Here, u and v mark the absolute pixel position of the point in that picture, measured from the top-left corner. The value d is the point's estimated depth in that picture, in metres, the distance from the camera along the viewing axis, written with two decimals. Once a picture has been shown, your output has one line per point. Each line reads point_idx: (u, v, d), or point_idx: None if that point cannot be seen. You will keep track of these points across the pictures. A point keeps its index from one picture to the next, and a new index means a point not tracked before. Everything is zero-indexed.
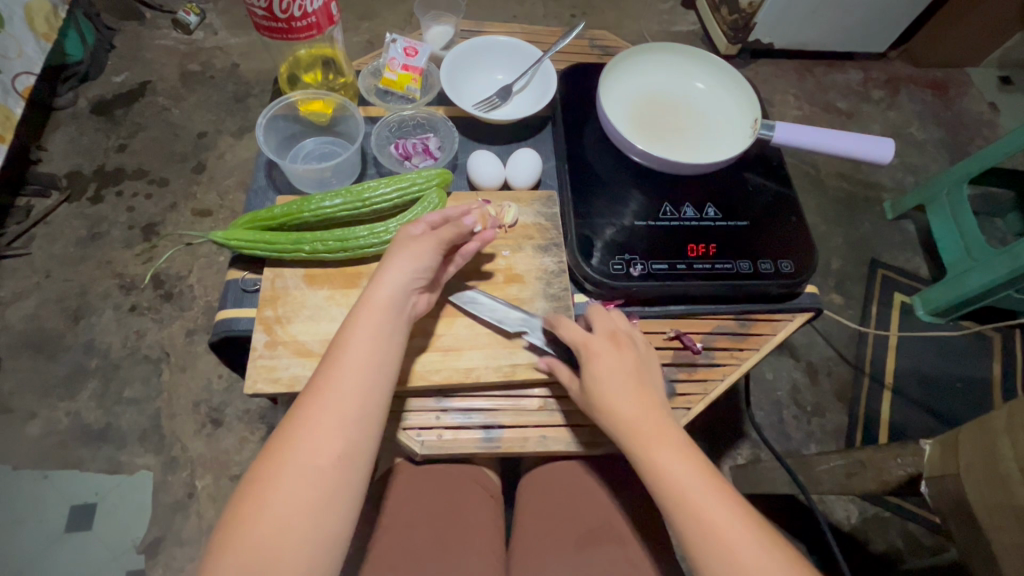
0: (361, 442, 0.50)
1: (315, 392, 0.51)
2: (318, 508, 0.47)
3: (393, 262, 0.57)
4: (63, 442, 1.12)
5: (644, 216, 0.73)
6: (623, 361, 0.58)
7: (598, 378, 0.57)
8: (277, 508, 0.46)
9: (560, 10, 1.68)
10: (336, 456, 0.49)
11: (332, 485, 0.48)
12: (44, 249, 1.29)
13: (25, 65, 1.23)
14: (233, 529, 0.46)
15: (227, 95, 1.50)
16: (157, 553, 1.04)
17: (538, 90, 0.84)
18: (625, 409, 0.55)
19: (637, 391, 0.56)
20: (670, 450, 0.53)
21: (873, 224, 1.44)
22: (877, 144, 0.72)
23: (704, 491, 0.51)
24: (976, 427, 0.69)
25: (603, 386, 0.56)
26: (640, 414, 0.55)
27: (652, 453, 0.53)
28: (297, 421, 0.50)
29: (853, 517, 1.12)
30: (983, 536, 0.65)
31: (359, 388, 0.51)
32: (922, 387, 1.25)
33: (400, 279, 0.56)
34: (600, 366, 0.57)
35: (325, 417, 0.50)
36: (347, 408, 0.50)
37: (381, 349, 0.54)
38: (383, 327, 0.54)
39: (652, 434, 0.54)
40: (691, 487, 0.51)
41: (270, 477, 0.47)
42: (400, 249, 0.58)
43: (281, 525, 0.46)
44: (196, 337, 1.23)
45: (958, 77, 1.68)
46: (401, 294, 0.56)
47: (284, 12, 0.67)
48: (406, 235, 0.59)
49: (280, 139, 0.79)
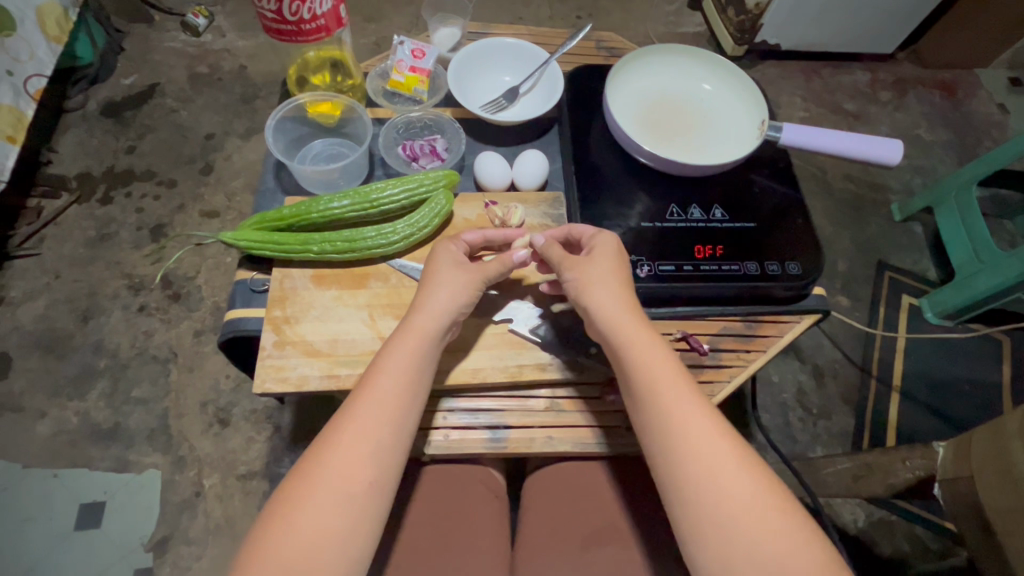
0: (388, 472, 0.51)
1: (349, 417, 0.51)
2: (346, 536, 0.47)
3: (436, 290, 0.59)
4: (72, 441, 1.13)
5: (651, 217, 0.73)
6: (619, 259, 0.61)
7: (596, 265, 0.60)
8: (305, 534, 0.46)
9: (566, 12, 1.68)
10: (369, 484, 0.49)
11: (362, 511, 0.48)
12: (54, 249, 1.30)
13: (37, 67, 1.25)
14: (260, 546, 0.46)
15: (236, 96, 1.51)
16: (164, 552, 1.05)
17: (545, 91, 0.84)
18: (617, 303, 0.58)
19: (628, 289, 0.60)
20: (657, 350, 0.55)
21: (880, 226, 1.44)
22: (885, 146, 0.72)
23: (687, 396, 0.53)
24: (989, 431, 0.69)
25: (599, 272, 0.59)
26: (631, 313, 0.57)
27: (638, 349, 0.55)
28: (327, 446, 0.50)
29: (860, 521, 1.11)
30: (995, 540, 0.65)
31: (391, 416, 0.52)
32: (929, 390, 1.24)
33: (441, 310, 0.58)
34: (601, 256, 0.61)
35: (357, 440, 0.50)
36: (379, 433, 0.51)
37: (415, 376, 0.55)
38: (420, 352, 0.56)
39: (643, 335, 0.56)
40: (672, 385, 0.53)
41: (300, 496, 0.48)
42: (443, 278, 0.60)
43: (305, 548, 0.46)
44: (203, 338, 1.24)
45: (966, 78, 1.67)
46: (440, 325, 0.58)
47: (294, 15, 0.68)
48: (446, 268, 0.61)
49: (289, 140, 0.79)
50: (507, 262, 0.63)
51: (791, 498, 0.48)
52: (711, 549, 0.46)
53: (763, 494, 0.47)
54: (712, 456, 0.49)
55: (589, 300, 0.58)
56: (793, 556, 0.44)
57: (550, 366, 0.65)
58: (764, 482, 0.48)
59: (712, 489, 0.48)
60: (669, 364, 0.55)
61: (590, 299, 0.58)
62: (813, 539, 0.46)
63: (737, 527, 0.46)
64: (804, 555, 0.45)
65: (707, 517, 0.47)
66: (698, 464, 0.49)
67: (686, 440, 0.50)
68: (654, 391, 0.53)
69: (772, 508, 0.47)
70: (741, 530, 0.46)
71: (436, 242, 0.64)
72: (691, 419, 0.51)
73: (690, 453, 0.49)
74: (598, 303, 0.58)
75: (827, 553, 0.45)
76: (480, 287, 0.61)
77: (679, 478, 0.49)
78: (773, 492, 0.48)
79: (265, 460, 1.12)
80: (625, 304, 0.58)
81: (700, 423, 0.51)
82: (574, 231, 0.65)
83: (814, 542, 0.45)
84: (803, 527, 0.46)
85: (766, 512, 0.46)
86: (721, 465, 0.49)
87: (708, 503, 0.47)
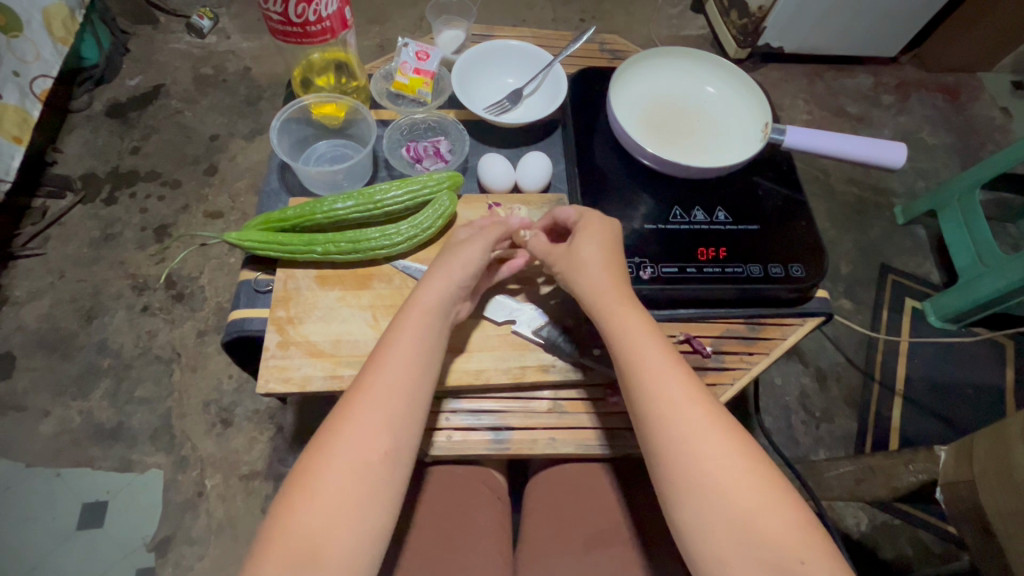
0: (404, 443, 0.51)
1: (361, 389, 0.52)
2: (363, 505, 0.47)
3: (446, 268, 0.60)
4: (76, 440, 1.13)
5: (653, 219, 0.73)
6: (613, 239, 0.63)
7: (579, 247, 0.61)
8: (327, 504, 0.47)
9: (569, 14, 1.69)
10: (383, 452, 0.50)
11: (379, 479, 0.49)
12: (59, 249, 1.31)
13: (42, 68, 1.25)
14: (285, 520, 0.46)
15: (240, 98, 1.52)
16: (166, 552, 1.05)
17: (549, 93, 0.85)
18: (600, 277, 0.59)
19: (617, 268, 0.60)
20: (640, 318, 0.56)
21: (883, 228, 1.44)
22: (888, 148, 0.72)
23: (667, 362, 0.53)
24: (990, 433, 0.69)
25: (595, 253, 0.60)
26: (621, 291, 0.58)
27: (627, 328, 0.55)
28: (343, 414, 0.51)
29: (863, 524, 1.10)
30: (997, 544, 0.65)
31: (398, 387, 0.52)
32: (933, 394, 1.24)
33: (453, 282, 0.59)
34: (589, 236, 0.61)
35: (369, 408, 0.51)
36: (389, 403, 0.51)
37: (425, 349, 0.55)
38: (426, 326, 0.56)
39: (626, 306, 0.57)
40: (655, 350, 0.53)
41: (317, 466, 0.48)
42: (453, 254, 0.61)
43: (322, 518, 0.46)
44: (206, 338, 1.24)
45: (969, 81, 1.67)
46: (445, 298, 0.58)
47: (300, 17, 0.68)
48: (460, 243, 0.63)
49: (293, 141, 0.80)
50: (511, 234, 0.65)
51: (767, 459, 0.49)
52: (687, 510, 0.46)
53: (748, 459, 0.47)
54: (694, 418, 0.49)
55: (579, 278, 0.60)
56: (768, 519, 0.44)
57: (553, 368, 0.65)
58: (737, 444, 0.48)
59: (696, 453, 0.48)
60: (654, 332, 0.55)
61: (579, 279, 0.59)
62: (788, 503, 0.46)
63: (713, 487, 0.46)
64: (783, 514, 0.45)
65: (685, 479, 0.47)
66: (677, 424, 0.49)
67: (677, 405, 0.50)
68: (639, 355, 0.53)
69: (755, 473, 0.47)
70: (722, 491, 0.46)
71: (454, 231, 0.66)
72: (673, 382, 0.51)
73: (677, 416, 0.49)
74: (582, 281, 0.59)
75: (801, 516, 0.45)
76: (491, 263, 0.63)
77: (657, 438, 0.49)
78: (756, 458, 0.48)
79: (268, 461, 1.13)
80: (608, 281, 0.59)
81: (679, 385, 0.51)
82: (558, 215, 0.66)
83: (790, 507, 0.46)
84: (779, 488, 0.46)
85: (747, 474, 0.46)
86: (704, 428, 0.49)
87: (686, 465, 0.47)
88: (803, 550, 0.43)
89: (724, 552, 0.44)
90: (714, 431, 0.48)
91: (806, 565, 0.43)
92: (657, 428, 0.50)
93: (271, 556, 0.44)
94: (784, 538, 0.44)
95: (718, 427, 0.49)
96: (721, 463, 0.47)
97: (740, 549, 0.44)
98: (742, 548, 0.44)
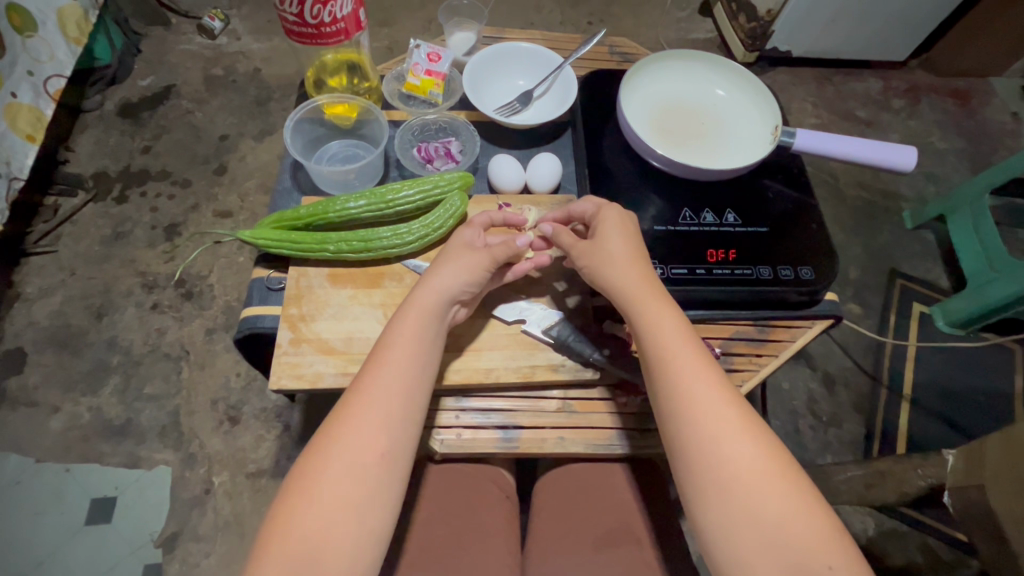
0: (401, 443, 0.51)
1: (360, 390, 0.52)
2: (358, 504, 0.48)
3: (439, 269, 0.60)
4: (85, 436, 1.14)
5: (663, 221, 0.74)
6: (629, 221, 0.64)
7: (608, 244, 0.61)
8: (323, 502, 0.47)
9: (577, 18, 1.69)
10: (381, 455, 0.50)
11: (385, 477, 0.50)
12: (70, 247, 1.32)
13: (56, 68, 1.26)
14: (283, 523, 0.47)
15: (251, 98, 1.53)
16: (173, 548, 1.06)
17: (559, 95, 0.85)
18: (628, 273, 0.59)
19: (634, 235, 0.63)
20: (669, 313, 0.56)
21: (892, 233, 1.43)
22: (898, 151, 0.72)
23: (694, 364, 0.53)
24: (1002, 439, 0.69)
25: (614, 219, 0.63)
26: (646, 285, 0.58)
27: (649, 322, 0.56)
28: (342, 416, 0.51)
29: (870, 529, 1.10)
30: (1009, 547, 0.65)
31: (399, 387, 0.53)
32: (942, 399, 1.23)
33: (445, 280, 0.59)
34: (608, 232, 0.62)
35: (368, 409, 0.51)
36: (389, 403, 0.52)
37: (424, 348, 0.56)
38: (424, 325, 0.57)
39: (637, 266, 0.60)
40: (682, 346, 0.54)
41: (317, 466, 0.49)
42: (451, 257, 0.61)
43: (322, 518, 0.47)
44: (215, 336, 1.25)
45: (979, 86, 1.67)
46: (444, 299, 0.59)
47: (315, 18, 0.69)
48: (463, 245, 0.62)
49: (306, 141, 0.80)
50: (512, 247, 0.62)
51: (790, 461, 0.49)
52: (711, 502, 0.47)
53: (769, 463, 0.48)
54: (717, 422, 0.50)
55: (596, 241, 0.61)
56: (791, 527, 0.45)
57: (562, 367, 0.65)
58: (767, 451, 0.49)
59: (718, 455, 0.48)
60: (678, 326, 0.55)
61: (603, 270, 0.60)
62: (810, 508, 0.46)
63: (740, 490, 0.47)
64: (806, 519, 0.46)
65: (708, 472, 0.48)
66: (706, 423, 0.50)
67: (694, 403, 0.51)
68: (662, 352, 0.54)
69: (774, 474, 0.47)
70: (746, 497, 0.47)
71: (454, 230, 0.65)
72: (698, 382, 0.52)
73: (696, 417, 0.50)
74: (612, 277, 0.59)
75: (808, 501, 0.47)
76: (489, 268, 0.62)
77: (682, 438, 0.50)
78: (781, 461, 0.49)
79: (274, 459, 1.13)
80: (626, 247, 0.61)
81: (708, 389, 0.51)
82: (573, 210, 0.67)
83: (812, 510, 0.46)
84: (803, 495, 0.47)
85: (768, 478, 0.47)
86: (725, 427, 0.49)
87: (710, 462, 0.48)
88: (828, 555, 0.44)
89: (749, 555, 0.45)
90: (735, 433, 0.49)
91: (834, 570, 0.44)
92: (681, 427, 0.51)
93: (271, 556, 0.45)
94: (810, 541, 0.45)
95: (744, 431, 0.49)
96: (743, 466, 0.48)
97: (764, 542, 0.45)
98: (766, 553, 0.45)
